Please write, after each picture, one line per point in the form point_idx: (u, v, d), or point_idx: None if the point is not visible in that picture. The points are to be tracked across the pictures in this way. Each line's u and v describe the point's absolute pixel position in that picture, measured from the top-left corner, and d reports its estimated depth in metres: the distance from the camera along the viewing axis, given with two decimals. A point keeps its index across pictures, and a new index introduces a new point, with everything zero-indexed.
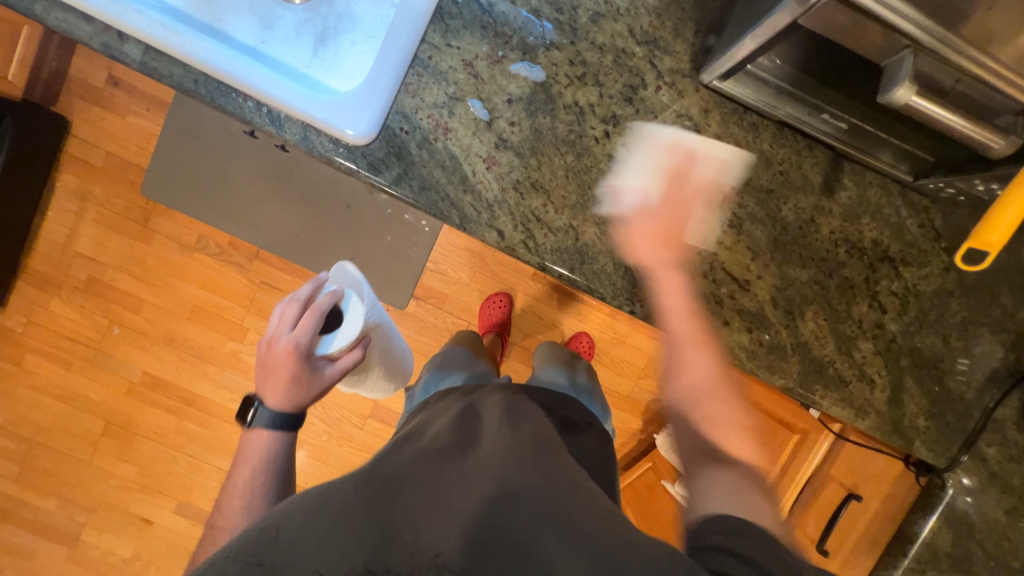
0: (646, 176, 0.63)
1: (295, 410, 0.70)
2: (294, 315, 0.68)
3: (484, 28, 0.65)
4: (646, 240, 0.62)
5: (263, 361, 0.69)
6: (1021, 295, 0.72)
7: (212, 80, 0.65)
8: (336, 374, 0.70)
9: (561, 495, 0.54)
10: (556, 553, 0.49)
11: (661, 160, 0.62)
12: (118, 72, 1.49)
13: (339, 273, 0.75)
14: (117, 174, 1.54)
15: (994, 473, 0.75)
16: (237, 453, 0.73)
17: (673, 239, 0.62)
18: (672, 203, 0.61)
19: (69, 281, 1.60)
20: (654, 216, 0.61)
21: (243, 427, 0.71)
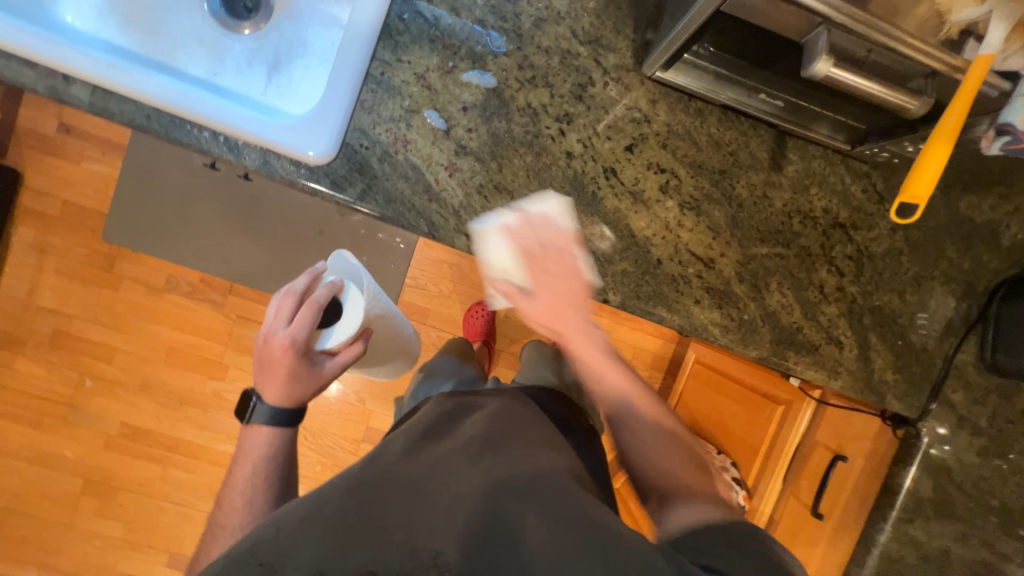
0: (515, 269, 0.64)
1: (295, 405, 0.68)
2: (291, 310, 0.66)
3: (433, 41, 0.66)
4: (557, 319, 0.64)
5: (261, 356, 0.67)
6: (965, 247, 0.77)
7: (164, 113, 0.65)
8: (336, 369, 0.69)
9: (555, 485, 0.55)
10: (543, 541, 0.50)
11: (516, 248, 0.63)
12: (68, 118, 1.46)
13: (337, 261, 0.73)
14: (77, 222, 1.50)
15: (962, 417, 0.79)
16: (236, 450, 0.70)
17: (568, 309, 0.64)
18: (556, 280, 0.64)
19: (33, 336, 1.54)
20: (553, 300, 0.64)
21: (242, 423, 0.69)
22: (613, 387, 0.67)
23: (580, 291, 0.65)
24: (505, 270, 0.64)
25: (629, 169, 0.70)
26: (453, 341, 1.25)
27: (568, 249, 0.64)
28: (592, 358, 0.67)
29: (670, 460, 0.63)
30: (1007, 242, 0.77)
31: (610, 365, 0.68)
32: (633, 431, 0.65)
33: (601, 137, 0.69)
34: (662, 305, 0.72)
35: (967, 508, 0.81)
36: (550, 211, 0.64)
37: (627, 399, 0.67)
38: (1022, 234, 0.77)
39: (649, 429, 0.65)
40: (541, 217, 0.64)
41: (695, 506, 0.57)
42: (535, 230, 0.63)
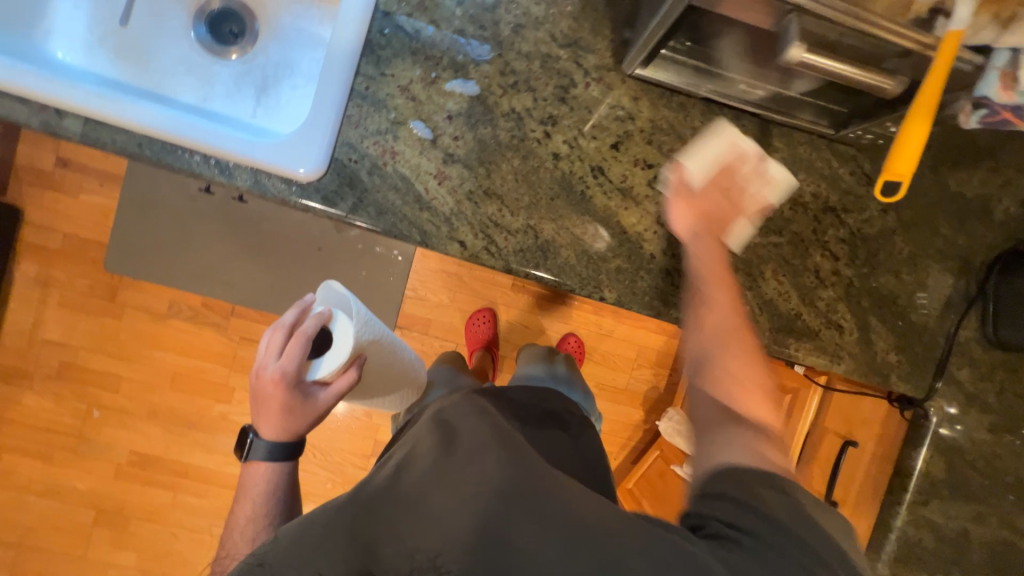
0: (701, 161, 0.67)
1: (292, 439, 0.69)
2: (280, 343, 0.66)
3: (414, 53, 0.67)
4: (701, 212, 0.65)
5: (255, 392, 0.67)
6: (958, 223, 0.77)
7: (155, 141, 0.66)
8: (330, 400, 0.68)
9: (539, 489, 0.53)
10: (530, 540, 0.50)
11: (711, 159, 0.66)
12: (65, 152, 1.48)
13: (326, 292, 0.72)
14: (78, 254, 1.52)
15: (969, 395, 0.79)
16: (237, 487, 0.71)
17: (718, 221, 0.66)
18: (719, 194, 0.66)
19: (41, 370, 1.55)
20: (705, 198, 0.66)
21: (241, 460, 0.69)
22: (715, 294, 0.64)
23: (724, 220, 0.66)
24: (695, 157, 0.67)
25: (617, 166, 0.71)
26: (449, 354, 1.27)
27: (747, 191, 0.67)
28: (709, 264, 0.65)
29: (747, 395, 0.60)
30: (1000, 216, 0.77)
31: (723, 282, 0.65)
32: (726, 350, 0.61)
33: (586, 137, 0.70)
34: (659, 299, 0.72)
35: (982, 487, 0.80)
36: (773, 172, 0.67)
37: (726, 311, 0.63)
38: (1014, 208, 0.77)
39: (741, 360, 0.61)
40: (751, 156, 0.66)
41: (761, 450, 0.55)
42: (735, 159, 0.65)
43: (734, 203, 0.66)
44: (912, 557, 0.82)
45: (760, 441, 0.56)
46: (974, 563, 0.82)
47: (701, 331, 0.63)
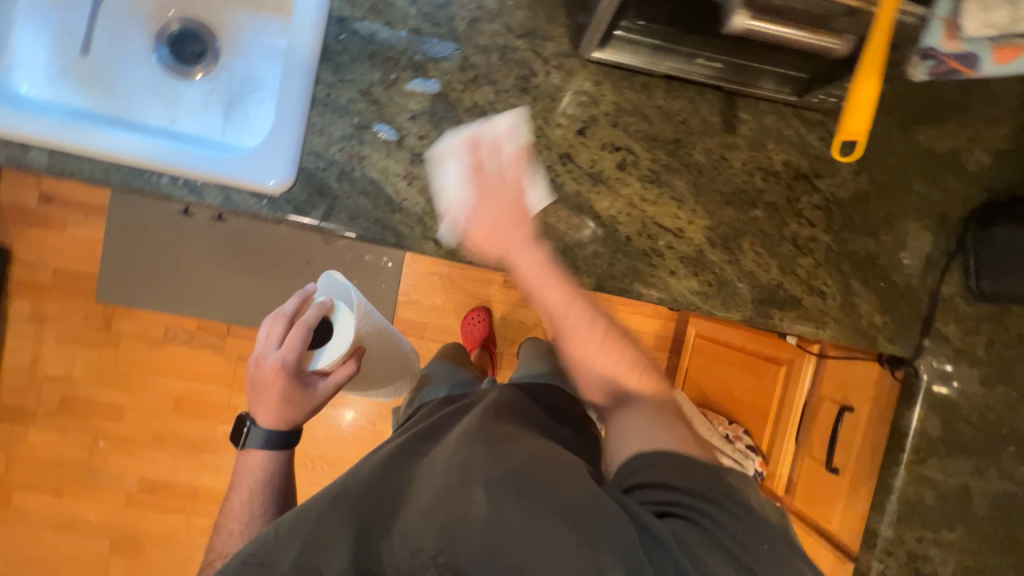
0: (459, 189, 0.66)
1: (290, 428, 0.69)
2: (281, 332, 0.67)
3: (372, 56, 0.67)
4: (499, 233, 0.64)
5: (253, 380, 0.67)
6: (930, 179, 0.77)
7: (122, 165, 0.66)
8: (329, 390, 0.69)
9: (535, 473, 0.54)
10: (522, 522, 0.51)
11: (467, 169, 0.65)
12: (48, 187, 1.48)
13: (326, 282, 0.74)
14: (70, 288, 1.52)
15: (958, 349, 0.79)
16: (232, 476, 0.70)
17: (520, 222, 0.65)
18: (498, 200, 0.65)
19: (43, 406, 1.56)
20: (492, 214, 0.64)
21: (237, 448, 0.69)
22: (549, 302, 0.63)
23: (525, 212, 0.65)
24: (453, 192, 0.66)
25: (584, 152, 0.71)
26: (449, 346, 1.27)
27: (512, 169, 0.67)
28: (531, 272, 0.63)
29: (614, 377, 0.63)
30: (973, 169, 0.77)
31: (554, 276, 0.64)
32: (583, 348, 0.64)
33: (551, 125, 0.70)
34: (638, 280, 0.72)
35: (978, 440, 0.80)
36: (499, 133, 0.68)
37: (570, 306, 0.63)
38: (987, 159, 0.77)
39: (592, 344, 0.64)
40: (491, 142, 0.67)
41: (652, 423, 0.59)
42: (482, 152, 0.66)
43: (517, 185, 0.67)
44: (915, 516, 0.82)
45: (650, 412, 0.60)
46: (977, 517, 0.82)
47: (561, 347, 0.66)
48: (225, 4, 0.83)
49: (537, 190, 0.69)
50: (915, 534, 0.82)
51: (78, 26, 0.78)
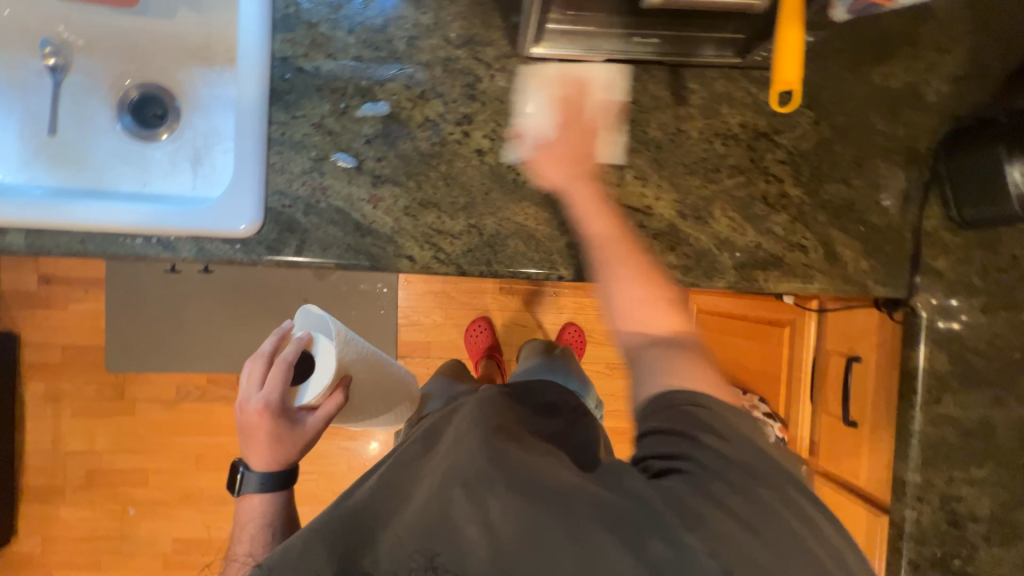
0: (542, 117, 0.68)
1: (284, 468, 0.71)
2: (261, 373, 0.69)
3: (319, 89, 0.69)
4: (562, 163, 0.65)
5: (241, 425, 0.70)
6: (892, 116, 0.76)
7: (97, 234, 0.67)
8: (319, 423, 0.70)
9: (518, 460, 0.57)
10: (509, 507, 0.53)
11: (550, 98, 0.68)
12: (45, 269, 1.52)
13: (303, 315, 0.75)
14: (80, 362, 1.56)
15: (952, 281, 0.77)
16: (235, 518, 0.73)
17: (584, 159, 0.66)
18: (574, 129, 0.66)
19: (70, 482, 1.58)
20: (564, 142, 0.66)
21: (234, 494, 0.71)
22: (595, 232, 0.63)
23: (586, 155, 0.66)
24: (535, 116, 0.68)
25: None
26: (448, 364, 1.27)
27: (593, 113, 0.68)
28: (586, 206, 0.64)
29: (656, 318, 0.59)
30: (933, 99, 0.76)
31: (605, 213, 0.64)
32: (623, 282, 0.60)
33: (504, 125, 0.71)
34: None
35: (990, 370, 0.79)
36: (602, 77, 0.69)
37: (612, 240, 0.62)
38: (946, 87, 0.76)
39: (629, 283, 0.60)
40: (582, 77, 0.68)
41: (692, 367, 0.56)
42: (570, 86, 0.67)
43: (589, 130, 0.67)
44: (941, 458, 0.80)
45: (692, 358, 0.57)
46: (1005, 448, 0.79)
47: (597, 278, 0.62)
48: (178, 64, 0.86)
49: (612, 144, 0.71)
50: (943, 476, 0.80)
51: (43, 110, 0.81)
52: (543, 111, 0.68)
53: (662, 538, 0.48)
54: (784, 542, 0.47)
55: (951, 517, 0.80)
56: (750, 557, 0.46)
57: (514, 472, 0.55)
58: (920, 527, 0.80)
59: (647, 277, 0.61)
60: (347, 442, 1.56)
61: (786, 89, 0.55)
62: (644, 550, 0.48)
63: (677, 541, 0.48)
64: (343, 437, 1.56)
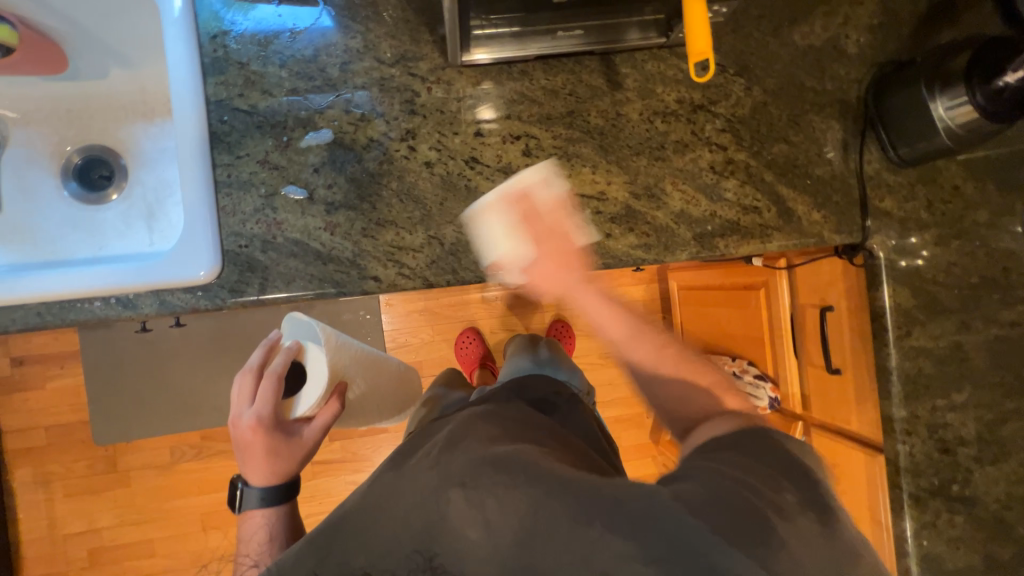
0: (511, 245, 0.64)
1: (285, 481, 0.71)
2: (252, 388, 0.72)
3: (260, 126, 0.69)
4: (557, 280, 0.64)
5: (236, 444, 0.71)
6: (819, 71, 0.79)
7: (53, 303, 0.66)
8: (315, 432, 0.75)
9: (519, 456, 0.56)
10: (502, 499, 0.53)
11: (508, 224, 0.63)
12: (16, 350, 1.48)
13: (290, 325, 0.80)
14: (66, 440, 1.51)
15: (902, 219, 0.80)
16: (239, 535, 0.71)
17: (570, 261, 0.65)
18: (553, 245, 0.64)
19: (73, 566, 1.53)
20: (550, 261, 0.63)
21: (235, 512, 0.71)
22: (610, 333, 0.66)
23: (576, 254, 0.65)
24: (501, 245, 0.64)
25: (488, 150, 0.73)
26: (448, 371, 1.28)
27: (558, 213, 0.65)
28: (593, 309, 0.66)
29: (690, 391, 0.62)
30: (854, 50, 0.80)
31: (609, 308, 0.66)
32: (650, 372, 0.64)
33: (448, 135, 0.72)
34: (578, 252, 0.74)
35: (954, 298, 0.81)
36: (539, 178, 0.65)
37: (633, 334, 0.65)
38: (864, 37, 0.80)
39: (664, 364, 0.64)
40: (522, 192, 0.63)
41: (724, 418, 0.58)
42: (527, 203, 0.63)
43: (560, 232, 0.65)
44: (922, 389, 0.82)
45: (724, 413, 0.59)
46: (980, 370, 0.82)
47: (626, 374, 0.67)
48: (118, 123, 0.86)
49: (580, 230, 0.70)
50: (927, 407, 0.82)
51: None
52: (507, 238, 0.64)
53: (663, 522, 0.47)
54: (797, 529, 0.46)
55: (942, 445, 0.82)
56: (752, 531, 0.45)
57: (515, 468, 0.55)
58: (914, 459, 0.82)
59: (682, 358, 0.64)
60: (353, 476, 1.54)
61: (701, 58, 0.58)
62: (644, 533, 0.47)
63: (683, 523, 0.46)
64: (348, 471, 1.54)
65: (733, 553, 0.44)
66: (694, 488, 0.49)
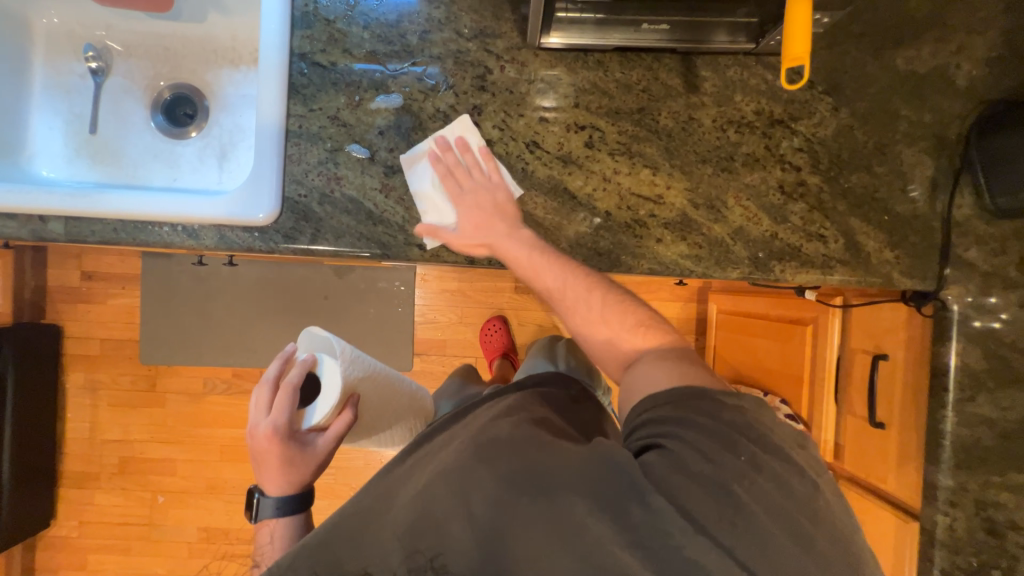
0: (437, 199, 0.70)
1: (300, 490, 0.74)
2: (268, 399, 0.73)
3: (335, 84, 0.72)
4: (482, 230, 0.67)
5: (253, 452, 0.73)
6: (917, 101, 0.73)
7: (129, 222, 0.71)
8: (329, 443, 0.75)
9: (511, 453, 0.55)
10: (488, 484, 0.52)
11: (436, 174, 0.70)
12: (88, 266, 1.61)
13: (307, 338, 0.79)
14: (117, 355, 1.64)
15: (987, 273, 0.73)
16: (256, 544, 0.74)
17: (498, 211, 0.68)
18: (474, 202, 0.68)
19: (105, 469, 1.66)
20: (473, 215, 0.68)
21: (252, 520, 0.73)
22: (545, 284, 0.65)
23: (507, 201, 0.69)
24: (435, 211, 0.70)
25: (550, 136, 0.72)
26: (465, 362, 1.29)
27: (483, 165, 0.70)
28: (524, 263, 0.65)
29: (627, 339, 0.66)
30: (963, 83, 0.73)
31: (539, 255, 0.65)
32: (585, 319, 0.66)
33: (512, 116, 0.72)
34: (625, 254, 0.72)
35: None
36: (461, 131, 0.71)
37: (563, 285, 0.65)
38: (977, 71, 0.73)
39: (592, 316, 0.66)
40: (438, 150, 0.70)
41: (657, 364, 0.61)
42: (444, 159, 0.70)
43: (487, 186, 0.69)
44: (976, 461, 0.75)
45: (655, 359, 0.63)
46: None
47: (566, 322, 0.69)
48: (207, 66, 0.91)
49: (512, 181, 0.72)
50: (979, 481, 0.75)
51: (85, 110, 0.87)
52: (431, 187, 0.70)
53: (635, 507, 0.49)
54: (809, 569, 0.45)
55: (989, 525, 0.75)
56: (716, 523, 0.48)
57: (503, 457, 0.54)
58: (953, 534, 0.76)
59: (608, 304, 0.66)
60: None
61: (794, 65, 0.55)
62: (624, 517, 0.49)
63: (650, 505, 0.49)
64: None
65: (700, 536, 0.47)
66: (665, 465, 0.51)
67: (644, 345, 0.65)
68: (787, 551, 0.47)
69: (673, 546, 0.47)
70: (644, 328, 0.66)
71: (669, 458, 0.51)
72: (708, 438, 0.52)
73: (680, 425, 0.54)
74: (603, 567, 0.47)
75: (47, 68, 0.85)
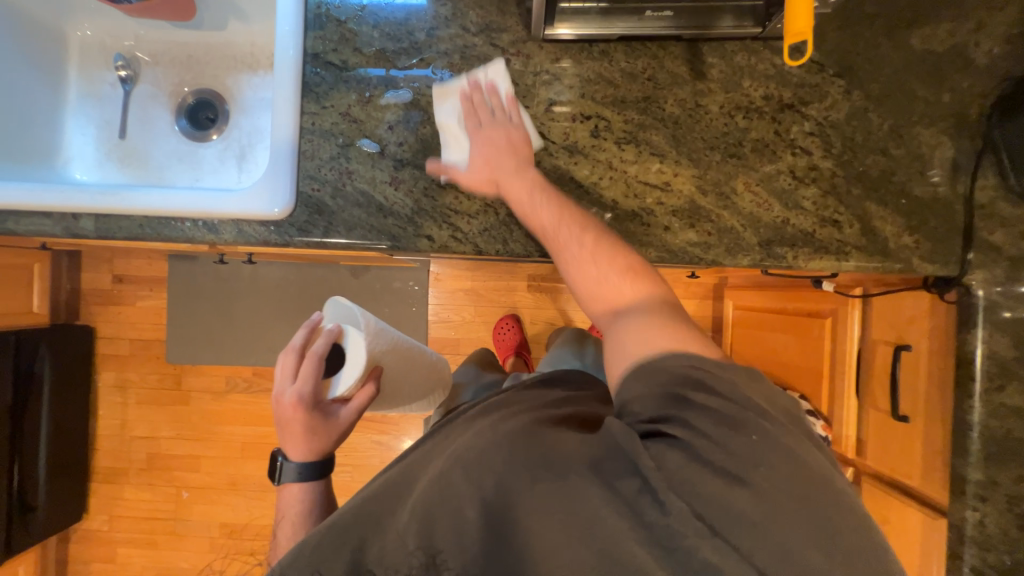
0: (457, 127, 0.72)
1: (321, 457, 0.75)
2: (293, 366, 0.75)
3: (346, 82, 0.74)
4: (489, 169, 0.69)
5: (278, 418, 0.75)
6: (934, 81, 0.71)
7: (154, 218, 0.74)
8: (351, 414, 0.77)
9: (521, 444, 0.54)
10: (500, 471, 0.52)
11: (461, 106, 0.71)
12: (119, 269, 1.68)
13: (333, 308, 0.81)
14: (145, 354, 1.71)
15: (1014, 257, 0.70)
16: (276, 510, 0.76)
17: (509, 155, 0.68)
18: (489, 137, 0.69)
19: (133, 465, 1.72)
20: (484, 148, 0.69)
21: (275, 484, 0.75)
22: (540, 220, 0.65)
23: (523, 140, 0.70)
24: (451, 141, 0.72)
25: (556, 127, 0.73)
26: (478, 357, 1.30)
27: (506, 109, 0.71)
28: (522, 198, 0.66)
29: (617, 289, 0.62)
30: (983, 61, 0.71)
31: (539, 197, 0.66)
32: (582, 264, 0.63)
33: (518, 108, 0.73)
34: (634, 243, 0.71)
35: None
36: (493, 76, 0.72)
37: (557, 222, 0.64)
38: (998, 48, 0.71)
39: (587, 259, 0.63)
40: (466, 88, 0.72)
41: (646, 323, 0.58)
42: (470, 95, 0.71)
43: (499, 129, 0.70)
44: (1007, 455, 0.72)
45: (647, 315, 0.59)
46: None
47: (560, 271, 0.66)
48: (227, 71, 0.95)
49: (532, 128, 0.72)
50: (1012, 475, 0.72)
51: (115, 116, 0.91)
52: (451, 120, 0.72)
53: (649, 501, 0.48)
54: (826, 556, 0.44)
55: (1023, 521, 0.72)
56: (737, 515, 0.46)
57: (519, 444, 0.54)
58: (984, 530, 0.72)
59: (602, 249, 0.63)
60: (380, 437, 1.62)
61: (797, 41, 0.54)
62: (637, 513, 0.48)
63: (664, 505, 0.47)
64: (376, 431, 1.61)
65: (715, 531, 0.46)
66: (680, 457, 0.49)
67: (639, 297, 0.61)
68: (787, 535, 0.45)
69: (693, 545, 0.45)
70: (638, 276, 0.62)
71: (683, 449, 0.49)
72: (720, 423, 0.50)
73: (685, 410, 0.51)
74: (619, 563, 0.46)
75: (82, 78, 0.91)
